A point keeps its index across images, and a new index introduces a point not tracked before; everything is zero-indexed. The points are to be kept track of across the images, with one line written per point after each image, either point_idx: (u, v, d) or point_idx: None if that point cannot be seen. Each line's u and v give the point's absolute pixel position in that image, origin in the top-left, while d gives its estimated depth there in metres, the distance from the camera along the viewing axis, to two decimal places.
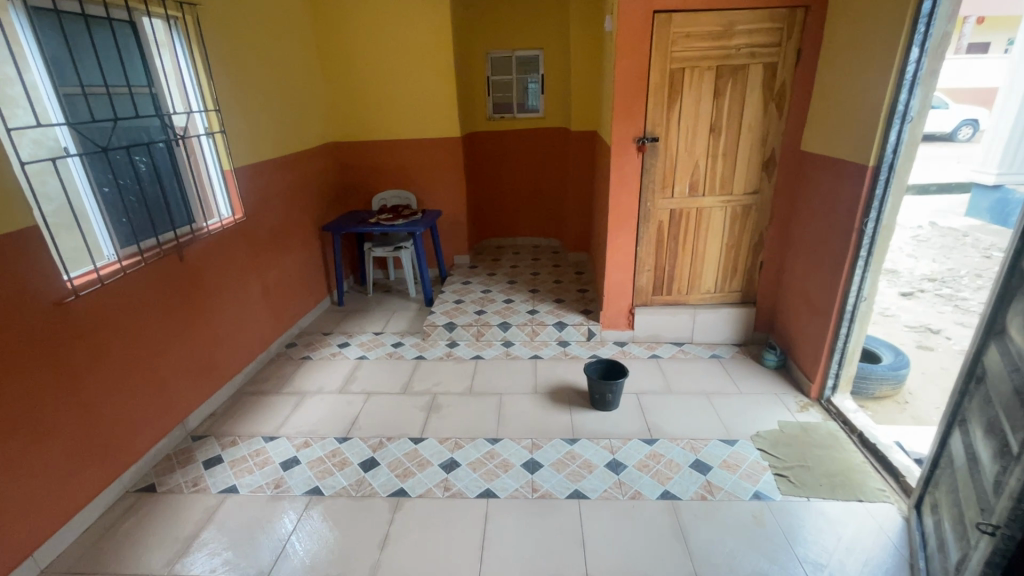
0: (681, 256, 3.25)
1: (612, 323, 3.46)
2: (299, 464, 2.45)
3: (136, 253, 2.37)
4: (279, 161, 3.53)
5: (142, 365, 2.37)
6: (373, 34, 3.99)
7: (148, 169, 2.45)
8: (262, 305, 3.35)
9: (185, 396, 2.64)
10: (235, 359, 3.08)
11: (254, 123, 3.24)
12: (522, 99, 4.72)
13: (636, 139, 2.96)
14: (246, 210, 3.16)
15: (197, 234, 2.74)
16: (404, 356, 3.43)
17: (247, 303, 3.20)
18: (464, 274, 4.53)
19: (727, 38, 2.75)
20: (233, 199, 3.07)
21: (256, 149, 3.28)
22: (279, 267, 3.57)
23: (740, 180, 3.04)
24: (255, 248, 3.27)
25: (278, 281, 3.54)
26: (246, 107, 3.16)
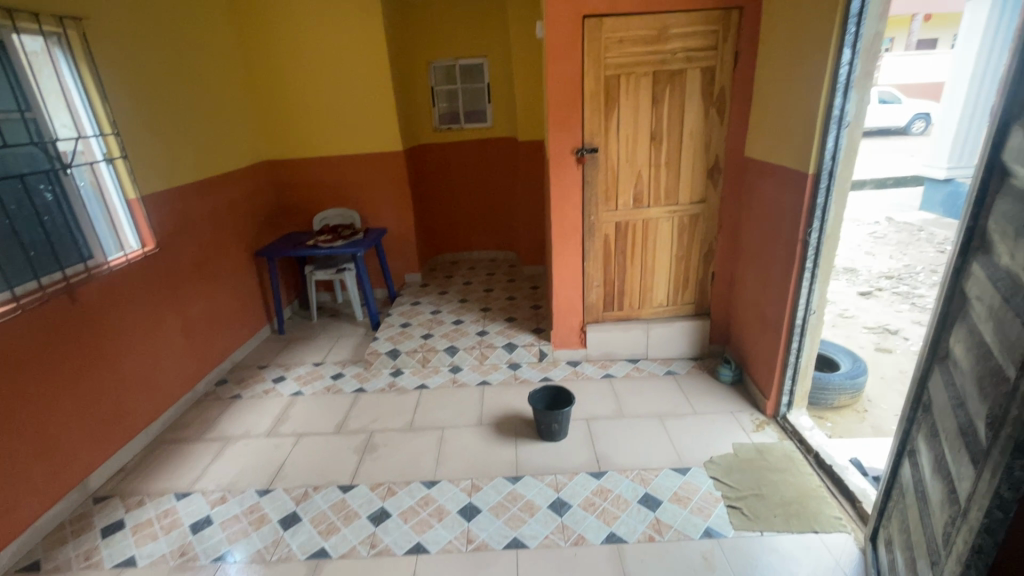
0: (630, 270, 3.11)
1: (564, 342, 3.29)
2: (211, 525, 2.21)
3: (10, 300, 2.11)
4: (200, 185, 3.28)
5: (21, 425, 2.10)
6: (303, 51, 3.86)
7: (24, 204, 2.19)
8: (183, 342, 3.08)
9: (82, 454, 2.37)
10: (150, 405, 2.81)
11: (168, 145, 3.02)
12: (469, 109, 4.55)
13: (575, 151, 2.81)
14: (158, 240, 2.90)
15: (95, 272, 2.48)
16: (343, 390, 3.19)
17: (165, 341, 2.94)
18: (414, 293, 4.31)
19: (662, 42, 2.62)
20: (142, 229, 2.81)
21: (172, 173, 3.05)
22: (203, 299, 3.30)
23: (686, 189, 2.91)
24: (171, 281, 3.00)
25: (203, 314, 3.27)
26: (157, 128, 2.94)
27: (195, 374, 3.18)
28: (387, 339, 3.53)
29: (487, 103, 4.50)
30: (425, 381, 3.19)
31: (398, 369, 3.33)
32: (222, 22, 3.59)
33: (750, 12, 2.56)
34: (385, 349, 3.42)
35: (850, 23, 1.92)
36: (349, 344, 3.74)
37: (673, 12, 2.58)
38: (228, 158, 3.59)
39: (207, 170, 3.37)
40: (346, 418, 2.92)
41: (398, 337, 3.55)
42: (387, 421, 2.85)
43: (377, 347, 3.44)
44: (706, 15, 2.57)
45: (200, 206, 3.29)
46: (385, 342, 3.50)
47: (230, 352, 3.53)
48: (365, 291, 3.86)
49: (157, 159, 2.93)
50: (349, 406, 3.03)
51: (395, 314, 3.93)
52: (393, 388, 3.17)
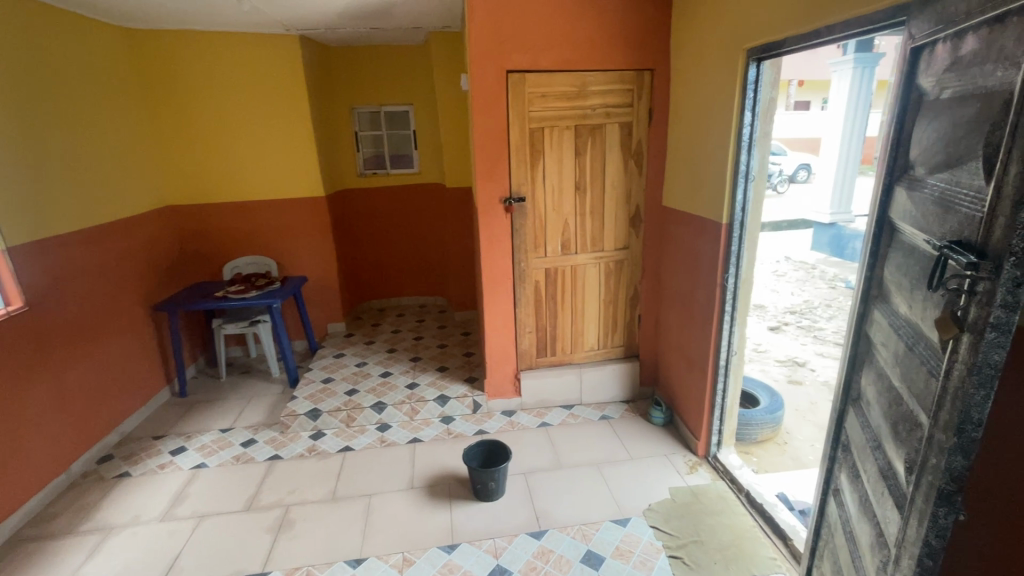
0: (562, 316, 3.12)
1: (498, 392, 3.20)
2: None
3: None
4: (85, 234, 2.92)
5: None
6: (214, 93, 3.66)
7: None
8: (56, 416, 2.64)
9: None
10: (5, 498, 2.34)
11: (47, 190, 2.67)
12: (394, 154, 4.51)
13: (503, 200, 2.82)
14: (26, 299, 2.51)
15: None
16: (255, 459, 2.86)
17: (31, 418, 2.50)
18: (338, 345, 4.05)
19: (582, 98, 2.74)
20: (7, 287, 2.43)
21: (51, 221, 2.69)
22: (84, 364, 2.87)
23: (610, 236, 3.01)
24: (43, 345, 2.59)
25: (83, 380, 2.85)
26: (34, 171, 2.60)
27: (70, 453, 2.71)
28: (307, 398, 3.24)
29: (413, 149, 4.49)
30: (351, 443, 2.94)
31: (319, 430, 3.05)
32: (119, 59, 3.32)
33: (660, 74, 2.76)
34: (305, 410, 3.13)
35: (749, 89, 2.11)
36: (262, 404, 3.39)
37: (591, 71, 2.72)
38: (121, 204, 3.25)
39: (95, 217, 3.01)
40: (258, 492, 2.61)
41: (319, 395, 3.27)
42: (306, 493, 2.58)
43: (296, 407, 3.15)
44: (621, 75, 2.73)
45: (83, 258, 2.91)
46: (304, 401, 3.21)
47: (116, 423, 3.07)
48: (283, 345, 3.56)
49: (34, 206, 2.58)
50: (261, 478, 2.71)
51: (317, 368, 3.65)
52: (314, 453, 2.89)
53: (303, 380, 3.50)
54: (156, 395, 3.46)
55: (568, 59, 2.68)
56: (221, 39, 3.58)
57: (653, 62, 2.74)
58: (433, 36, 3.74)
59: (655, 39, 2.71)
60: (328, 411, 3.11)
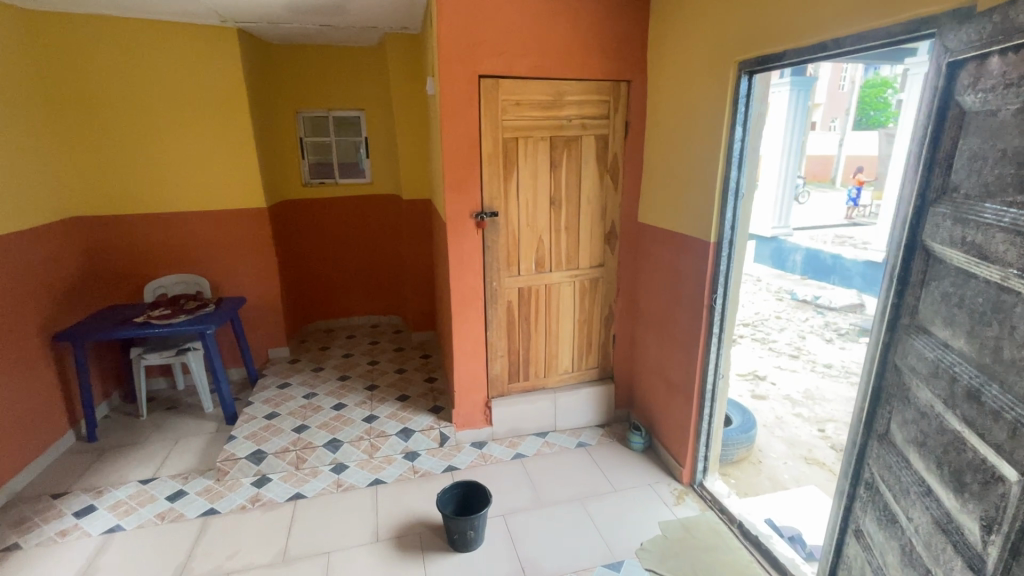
0: (535, 338, 2.93)
1: (467, 422, 2.94)
2: None
3: None
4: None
5: None
6: (134, 89, 3.20)
7: None
8: None
9: None
10: None
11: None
12: (344, 163, 4.17)
13: (474, 215, 2.60)
14: None
15: None
16: (184, 516, 2.42)
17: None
18: (282, 373, 3.63)
19: (558, 108, 2.59)
20: None
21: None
22: None
23: (586, 253, 2.86)
24: None
25: None
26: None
27: None
28: (247, 438, 2.83)
29: (366, 158, 4.17)
30: (302, 489, 2.58)
31: (263, 475, 2.65)
32: (15, 44, 2.80)
33: (636, 86, 2.66)
34: (245, 453, 2.73)
35: (740, 103, 2.03)
36: (192, 447, 2.94)
37: (567, 80, 2.57)
38: (14, 215, 2.72)
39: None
40: (190, 559, 2.19)
41: (262, 434, 2.87)
42: (250, 557, 2.20)
43: (234, 450, 2.74)
44: (597, 85, 2.61)
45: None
46: (244, 442, 2.80)
47: (3, 481, 2.53)
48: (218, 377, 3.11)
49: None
50: (193, 540, 2.29)
51: (258, 401, 3.23)
52: (257, 504, 2.49)
53: (242, 416, 3.08)
54: (57, 442, 2.91)
55: (543, 66, 2.52)
56: (143, 28, 3.13)
57: (630, 73, 2.63)
58: (389, 38, 3.48)
59: (632, 50, 2.61)
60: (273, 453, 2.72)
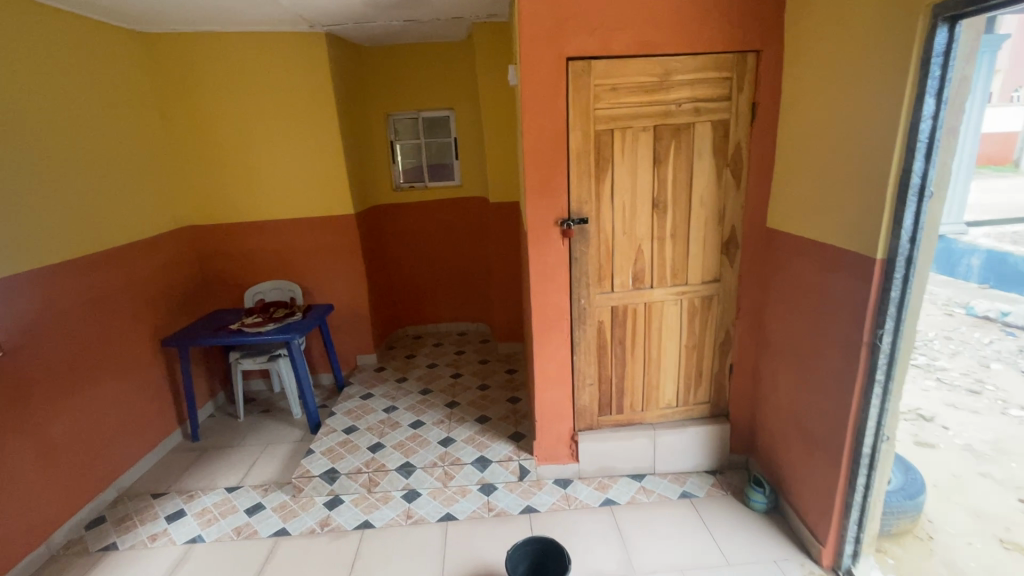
0: (631, 365, 2.49)
1: (549, 456, 2.60)
2: None
3: None
4: (78, 263, 2.58)
5: None
6: (234, 101, 3.29)
7: None
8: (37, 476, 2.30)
9: None
10: None
11: (26, 218, 2.32)
12: (433, 165, 4.03)
13: (560, 222, 2.23)
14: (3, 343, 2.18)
15: None
16: (258, 534, 2.38)
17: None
18: (367, 382, 3.57)
19: (664, 91, 2.13)
20: None
21: (29, 252, 2.33)
22: (76, 411, 2.52)
23: (696, 266, 2.36)
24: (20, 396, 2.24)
25: (74, 431, 2.49)
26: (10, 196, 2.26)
27: (51, 519, 2.34)
28: (324, 453, 2.76)
29: (455, 159, 3.99)
30: (371, 517, 2.43)
31: (335, 497, 2.56)
32: (132, 65, 2.99)
33: (768, 55, 2.10)
34: (320, 470, 2.64)
35: (932, 66, 1.43)
36: (277, 456, 2.95)
37: (677, 55, 2.10)
38: (128, 227, 2.91)
39: (92, 243, 2.67)
40: None
41: (339, 450, 2.78)
42: None
43: (310, 466, 2.67)
44: (715, 59, 2.10)
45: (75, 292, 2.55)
46: (320, 458, 2.73)
47: (115, 477, 2.71)
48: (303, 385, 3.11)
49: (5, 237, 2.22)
50: (261, 564, 2.22)
51: (340, 413, 3.18)
52: (326, 529, 2.38)
53: (323, 427, 3.03)
54: (165, 440, 3.09)
55: (646, 40, 2.07)
56: (244, 41, 3.20)
57: (760, 41, 2.08)
58: (476, 29, 3.23)
59: (764, 11, 2.05)
60: (347, 473, 2.61)
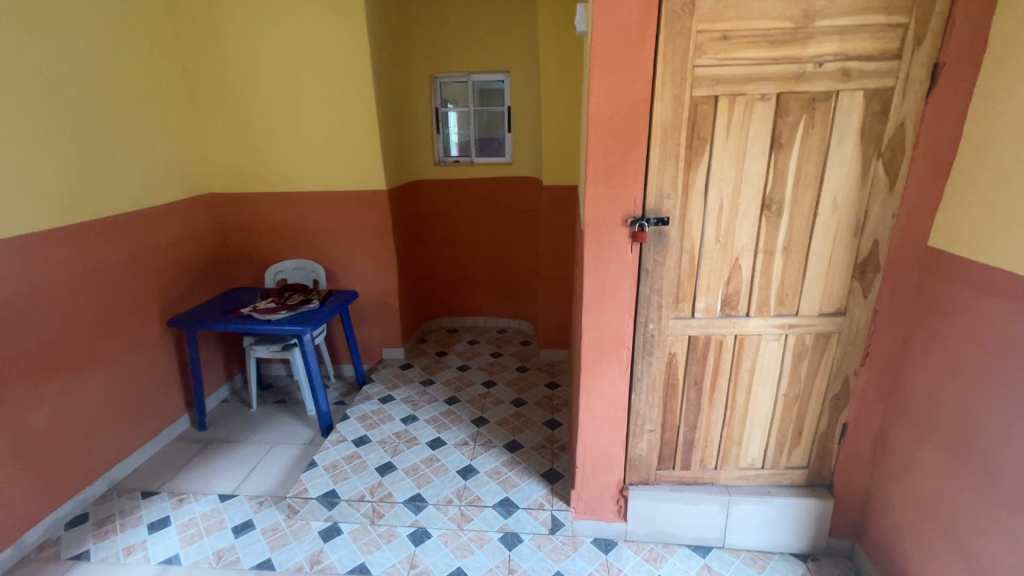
0: (707, 411, 1.91)
1: (590, 510, 2.08)
2: None
3: None
4: (79, 231, 2.29)
5: None
6: (261, 54, 2.90)
7: None
8: (16, 469, 2.05)
9: None
10: None
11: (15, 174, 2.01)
12: (482, 138, 3.51)
13: (630, 222, 1.66)
14: None
15: None
16: (239, 565, 2.02)
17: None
18: (389, 381, 3.18)
19: (799, 42, 1.48)
20: None
21: (16, 214, 2.03)
22: (68, 396, 2.27)
23: (813, 293, 1.72)
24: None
25: (63, 418, 2.24)
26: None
27: (25, 516, 2.09)
28: (327, 470, 2.38)
29: (507, 133, 3.45)
30: (368, 561, 2.03)
31: (332, 527, 2.18)
32: (149, 6, 2.64)
33: None
34: (318, 491, 2.26)
35: None
36: (279, 462, 2.62)
37: None
38: (136, 192, 2.58)
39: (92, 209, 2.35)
40: None
41: (343, 468, 2.39)
42: None
43: (308, 485, 2.30)
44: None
45: (69, 262, 2.26)
46: (321, 475, 2.35)
47: (105, 469, 2.45)
48: (315, 383, 2.76)
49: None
50: None
51: (354, 418, 2.80)
52: (315, 570, 2.00)
53: (332, 434, 2.66)
54: (168, 427, 2.84)
55: None
56: None
57: None
58: None
59: None
60: (348, 500, 2.22)
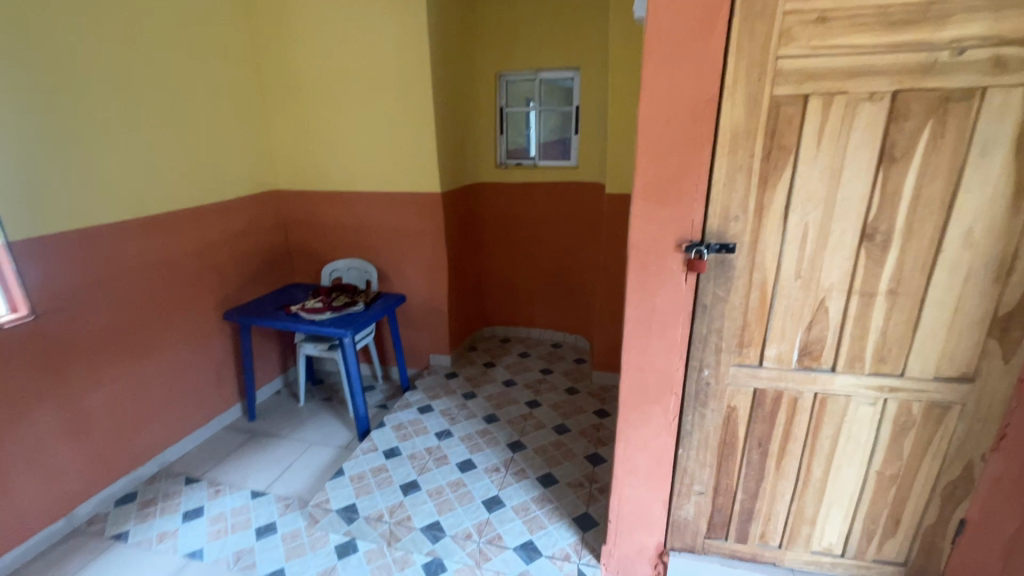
0: (773, 480, 1.56)
1: (622, 570, 1.81)
2: None
3: None
4: (143, 223, 2.39)
5: None
6: (326, 52, 2.90)
7: None
8: (73, 445, 2.17)
9: None
10: None
11: (61, 164, 2.05)
12: (547, 140, 3.31)
13: (682, 247, 1.38)
14: (40, 303, 2.00)
15: None
16: (253, 570, 2.00)
17: (10, 453, 1.95)
18: (431, 390, 3.09)
19: (927, 24, 1.12)
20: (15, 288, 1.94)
21: (78, 206, 2.11)
22: (126, 380, 2.38)
23: (926, 351, 1.33)
24: (59, 361, 2.09)
25: (120, 400, 2.36)
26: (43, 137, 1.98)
27: (78, 491, 2.22)
28: (352, 481, 2.32)
29: (574, 134, 3.21)
30: None
31: (348, 543, 2.10)
32: (224, 9, 2.73)
33: None
34: (339, 505, 2.20)
35: None
36: (313, 465, 2.61)
37: None
38: (197, 186, 2.65)
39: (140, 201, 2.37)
40: None
41: (368, 481, 2.32)
42: None
43: (330, 496, 2.25)
44: None
45: (132, 252, 2.35)
46: (345, 487, 2.29)
47: (157, 451, 2.57)
48: (354, 386, 2.72)
49: (24, 185, 1.93)
50: None
51: (390, 426, 2.72)
52: None
53: (365, 441, 2.60)
54: (221, 415, 2.95)
55: None
56: None
57: None
58: None
59: None
60: (365, 518, 2.13)
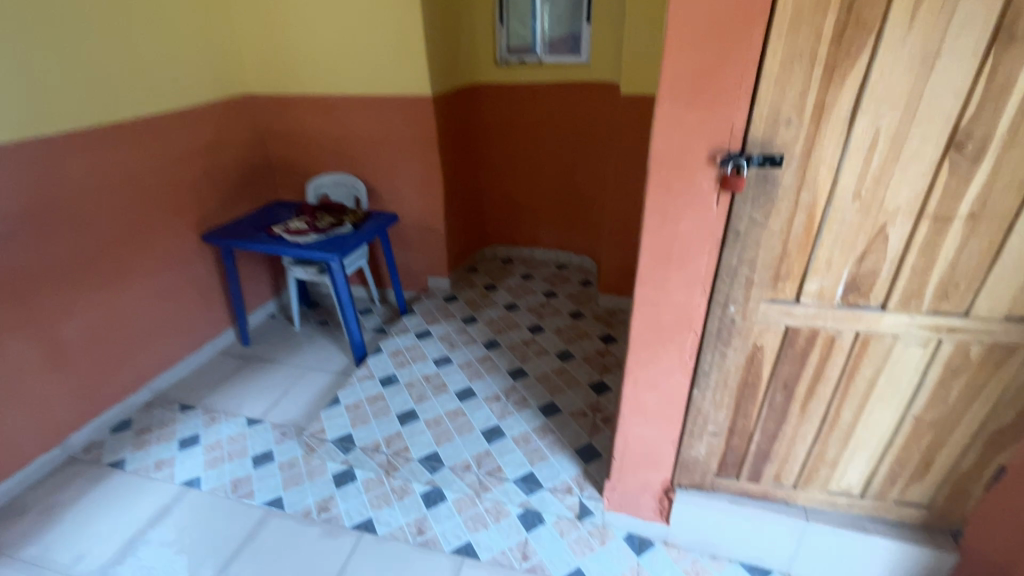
0: (795, 423, 1.43)
1: (624, 504, 1.76)
2: None
3: None
4: (94, 134, 2.11)
5: None
6: None
7: None
8: (53, 377, 2.08)
9: None
10: None
11: None
12: (554, 31, 2.85)
13: (716, 161, 1.12)
14: None
15: None
16: (251, 499, 1.98)
17: None
18: (429, 314, 2.95)
19: None
20: None
21: (9, 114, 1.82)
22: (102, 308, 2.24)
23: (1000, 288, 1.12)
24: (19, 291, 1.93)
25: (99, 329, 2.24)
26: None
27: (68, 421, 2.16)
28: (348, 410, 2.24)
29: (585, 23, 2.75)
30: (376, 518, 1.89)
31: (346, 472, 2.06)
32: None
33: None
34: (335, 434, 2.13)
35: None
36: (309, 391, 2.55)
37: None
38: (151, 92, 2.31)
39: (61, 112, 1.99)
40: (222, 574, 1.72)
41: (364, 410, 2.24)
42: None
43: (326, 425, 2.18)
44: None
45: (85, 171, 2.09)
46: (341, 416, 2.21)
47: (149, 379, 2.50)
48: (347, 311, 2.59)
49: None
50: (238, 544, 1.81)
51: (386, 353, 2.61)
52: (322, 518, 1.90)
53: (360, 368, 2.51)
54: (213, 340, 2.85)
55: None
56: None
57: None
58: None
59: None
60: (363, 448, 2.07)
